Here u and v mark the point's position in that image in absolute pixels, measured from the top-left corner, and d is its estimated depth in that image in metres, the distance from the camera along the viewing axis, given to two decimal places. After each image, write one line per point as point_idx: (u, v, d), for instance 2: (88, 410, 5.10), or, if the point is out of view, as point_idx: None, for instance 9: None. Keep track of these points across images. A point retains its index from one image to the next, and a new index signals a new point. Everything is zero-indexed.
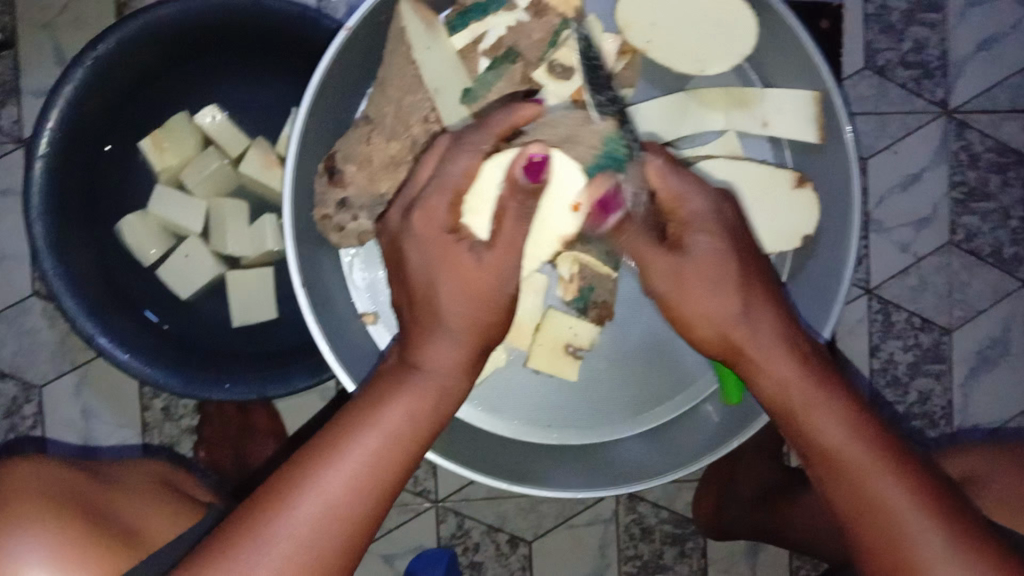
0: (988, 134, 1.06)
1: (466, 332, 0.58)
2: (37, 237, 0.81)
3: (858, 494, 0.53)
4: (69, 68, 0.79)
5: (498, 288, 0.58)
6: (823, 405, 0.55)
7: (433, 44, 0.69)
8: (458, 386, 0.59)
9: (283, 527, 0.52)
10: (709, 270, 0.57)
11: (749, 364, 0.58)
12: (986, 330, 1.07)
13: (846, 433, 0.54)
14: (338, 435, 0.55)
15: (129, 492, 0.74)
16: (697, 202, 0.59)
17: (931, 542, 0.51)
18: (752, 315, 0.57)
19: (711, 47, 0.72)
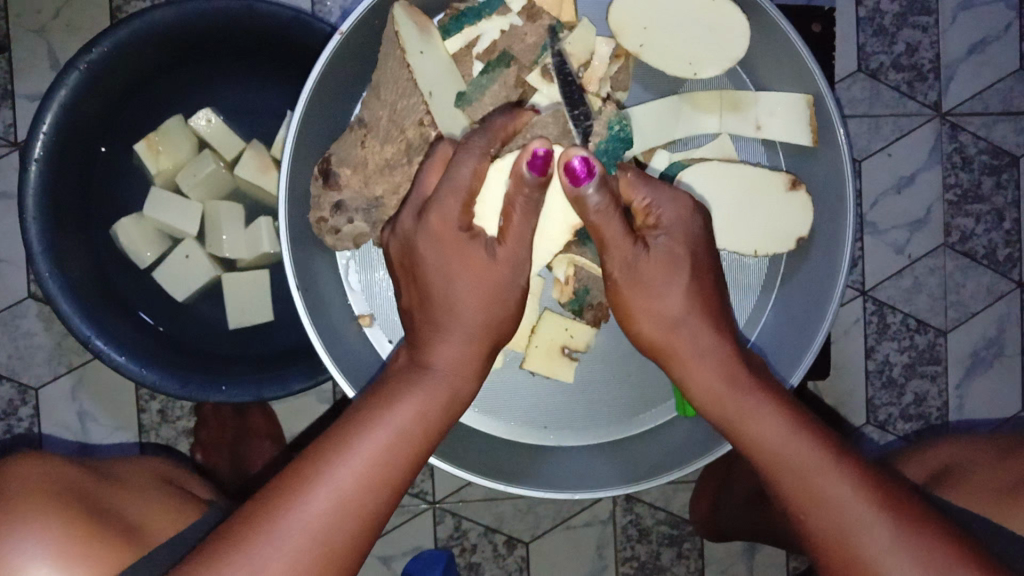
0: (981, 136, 1.07)
1: (475, 332, 0.60)
2: (32, 241, 0.81)
3: (802, 486, 0.57)
4: (64, 71, 0.79)
5: (512, 284, 0.61)
6: (762, 409, 0.60)
7: (426, 48, 0.69)
8: (463, 387, 0.61)
9: (295, 519, 0.52)
10: (660, 271, 0.62)
11: (690, 374, 0.63)
12: (980, 331, 1.08)
13: (783, 432, 0.59)
14: (346, 431, 0.56)
15: (126, 487, 0.73)
16: (668, 210, 0.64)
17: (876, 529, 0.54)
18: (695, 322, 0.63)
19: (703, 51, 0.72)
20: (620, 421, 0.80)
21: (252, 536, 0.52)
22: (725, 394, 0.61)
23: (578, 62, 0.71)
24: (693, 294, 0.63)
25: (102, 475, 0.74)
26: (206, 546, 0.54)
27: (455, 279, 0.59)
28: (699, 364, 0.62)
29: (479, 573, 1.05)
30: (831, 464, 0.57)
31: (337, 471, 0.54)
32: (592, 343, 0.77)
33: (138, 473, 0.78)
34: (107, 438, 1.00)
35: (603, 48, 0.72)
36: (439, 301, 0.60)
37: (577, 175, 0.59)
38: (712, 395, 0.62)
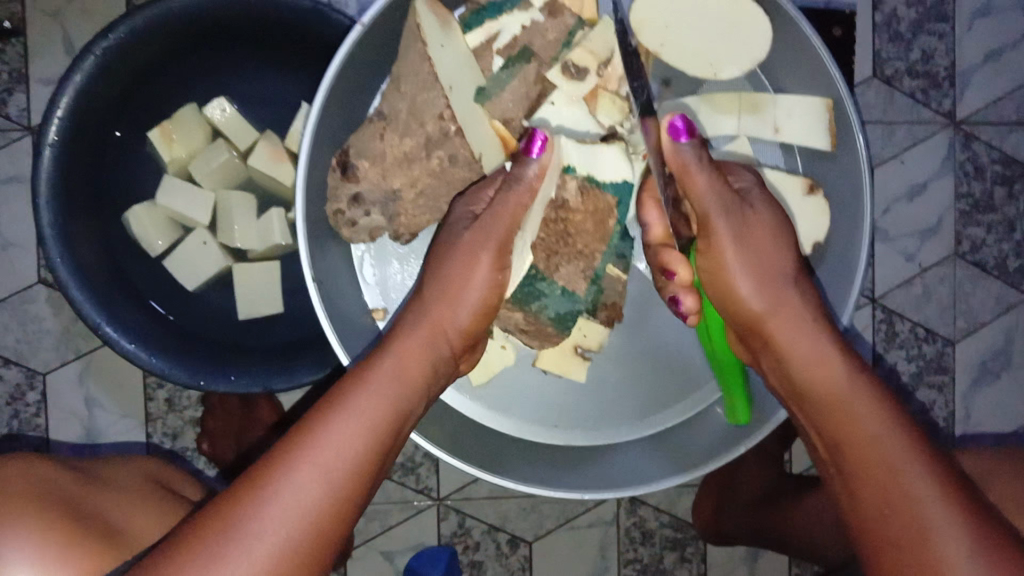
0: (994, 146, 1.07)
1: (432, 330, 0.64)
2: (44, 226, 0.81)
3: (888, 484, 0.53)
4: (81, 56, 0.79)
5: (467, 291, 0.66)
6: (860, 380, 0.58)
7: (447, 42, 0.69)
8: (431, 385, 0.63)
9: (285, 488, 0.50)
10: (766, 236, 0.65)
11: (779, 336, 0.62)
12: (989, 341, 1.08)
13: (877, 418, 0.56)
14: (330, 403, 0.55)
15: (115, 492, 0.73)
16: (740, 196, 0.67)
17: (957, 532, 0.50)
18: (795, 288, 0.64)
19: (723, 51, 0.72)
20: (630, 421, 0.80)
21: (242, 514, 0.48)
22: (825, 369, 0.59)
23: (600, 60, 0.71)
24: (775, 274, 0.64)
25: (89, 478, 0.73)
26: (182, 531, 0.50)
27: (444, 301, 0.65)
28: (796, 343, 0.62)
29: (481, 571, 1.05)
30: (916, 460, 0.54)
31: (331, 446, 0.52)
32: (605, 343, 0.77)
33: (129, 473, 0.78)
34: (113, 425, 1.00)
35: None
36: (421, 315, 0.65)
37: (680, 130, 0.65)
38: (813, 365, 0.60)
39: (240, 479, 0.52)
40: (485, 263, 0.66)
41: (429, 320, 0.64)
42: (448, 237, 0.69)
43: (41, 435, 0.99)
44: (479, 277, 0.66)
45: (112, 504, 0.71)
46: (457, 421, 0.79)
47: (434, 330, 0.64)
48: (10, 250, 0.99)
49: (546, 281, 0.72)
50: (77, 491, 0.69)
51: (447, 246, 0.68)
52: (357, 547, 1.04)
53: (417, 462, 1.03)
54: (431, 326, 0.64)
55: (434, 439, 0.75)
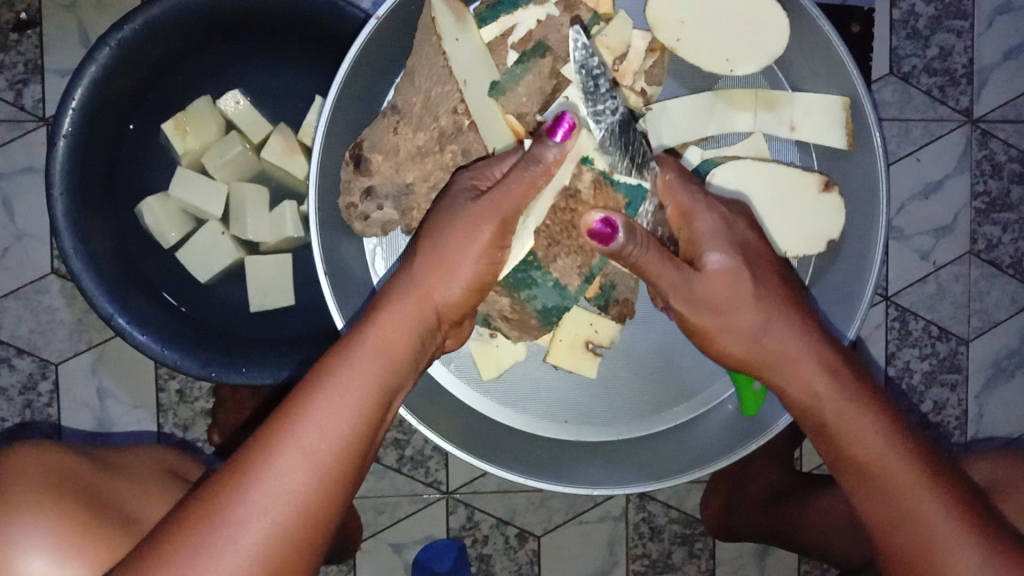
0: (1012, 144, 1.06)
1: (420, 300, 0.59)
2: (57, 216, 0.81)
3: (899, 506, 0.55)
4: (96, 47, 0.79)
5: (464, 263, 0.60)
6: (855, 413, 0.57)
7: (462, 36, 0.69)
8: (423, 353, 0.59)
9: (260, 492, 0.48)
10: (722, 285, 0.60)
11: (779, 375, 0.61)
12: (1003, 341, 1.07)
13: (882, 446, 0.56)
14: (305, 389, 0.53)
15: (130, 478, 0.73)
16: (706, 220, 0.63)
17: (965, 546, 0.52)
18: (776, 326, 0.61)
19: (740, 47, 0.71)
20: (639, 417, 0.80)
21: (219, 521, 0.47)
22: (825, 399, 0.59)
23: (616, 54, 0.71)
24: (762, 303, 0.60)
25: (105, 465, 0.73)
26: (163, 528, 0.49)
27: (433, 274, 0.59)
28: (800, 371, 0.60)
29: (489, 564, 1.05)
30: (923, 478, 0.55)
31: (309, 443, 0.50)
32: (616, 338, 0.77)
33: (145, 461, 0.78)
34: (124, 416, 1.00)
35: (638, 41, 0.72)
36: (408, 282, 0.59)
37: (602, 233, 0.57)
38: (809, 399, 0.60)
39: (218, 475, 0.50)
40: (485, 239, 0.59)
41: (417, 291, 0.59)
42: (446, 206, 0.62)
43: (54, 424, 1.00)
44: (473, 255, 0.59)
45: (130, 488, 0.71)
46: (468, 416, 0.79)
47: (423, 302, 0.59)
48: (24, 240, 0.99)
49: (541, 271, 0.69)
50: (90, 477, 0.69)
51: (446, 211, 0.62)
52: (365, 539, 1.04)
53: (426, 455, 1.03)
54: (417, 300, 0.58)
55: (443, 432, 0.75)
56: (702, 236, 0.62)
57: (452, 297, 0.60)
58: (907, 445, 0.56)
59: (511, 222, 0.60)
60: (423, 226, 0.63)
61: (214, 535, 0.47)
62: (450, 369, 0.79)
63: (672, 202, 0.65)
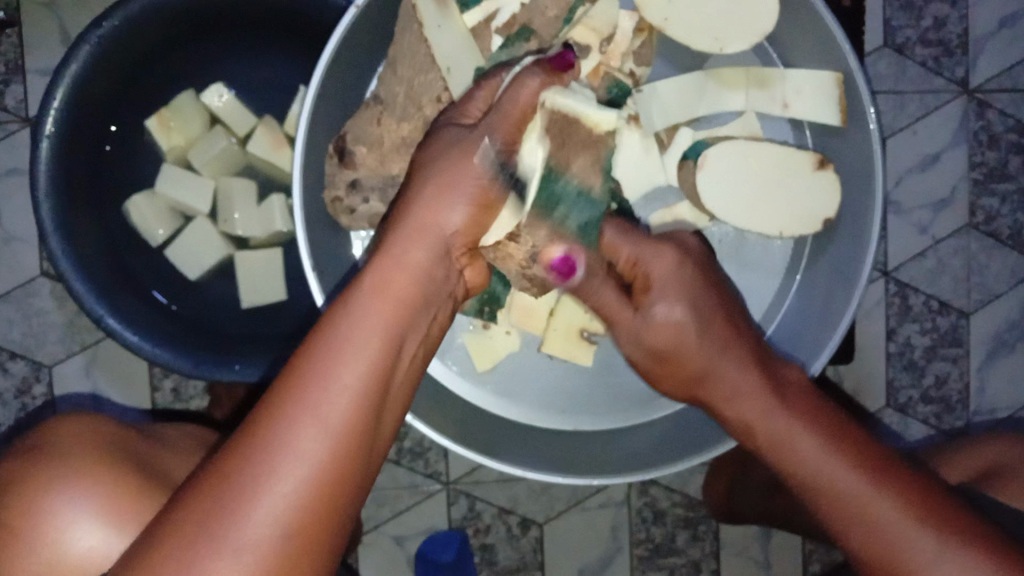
0: (1009, 113, 1.04)
1: (431, 226, 0.56)
2: (43, 219, 0.80)
3: (853, 518, 0.56)
4: (74, 46, 0.77)
5: (478, 171, 0.58)
6: (795, 436, 0.59)
7: (445, 23, 0.68)
8: (438, 292, 0.56)
9: (283, 455, 0.45)
10: (664, 334, 0.64)
11: (723, 410, 0.63)
12: (1004, 314, 1.06)
13: (824, 462, 0.57)
14: (319, 339, 0.49)
15: (165, 447, 0.76)
16: (658, 265, 0.64)
17: (926, 545, 0.53)
18: (716, 366, 0.63)
19: (728, 23, 0.70)
20: (638, 404, 0.78)
21: (229, 498, 0.44)
22: (762, 430, 0.60)
23: (602, 37, 0.69)
24: (709, 347, 0.63)
25: (151, 437, 0.77)
26: (166, 517, 0.46)
27: (426, 208, 0.56)
28: (738, 407, 0.62)
29: (492, 553, 1.04)
30: (871, 486, 0.55)
31: (321, 402, 0.46)
32: None
33: (182, 435, 0.81)
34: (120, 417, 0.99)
35: (624, 22, 0.70)
36: (408, 217, 0.56)
37: (562, 271, 0.66)
38: (757, 428, 0.61)
39: (224, 452, 0.47)
40: (489, 147, 0.58)
41: (416, 226, 0.56)
42: (436, 141, 0.61)
43: None
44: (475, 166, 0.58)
45: (163, 456, 0.74)
46: (464, 409, 0.78)
47: (427, 233, 0.56)
48: (11, 243, 0.98)
49: (563, 180, 0.64)
50: (139, 444, 0.73)
51: (438, 147, 0.60)
52: (367, 532, 1.04)
53: (425, 447, 1.02)
54: (418, 234, 0.55)
55: (439, 428, 0.74)
56: (653, 284, 0.64)
57: (458, 218, 0.57)
58: (852, 453, 0.57)
59: (515, 128, 0.59)
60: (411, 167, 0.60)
61: (228, 515, 0.44)
62: (444, 363, 0.78)
63: (620, 256, 0.66)
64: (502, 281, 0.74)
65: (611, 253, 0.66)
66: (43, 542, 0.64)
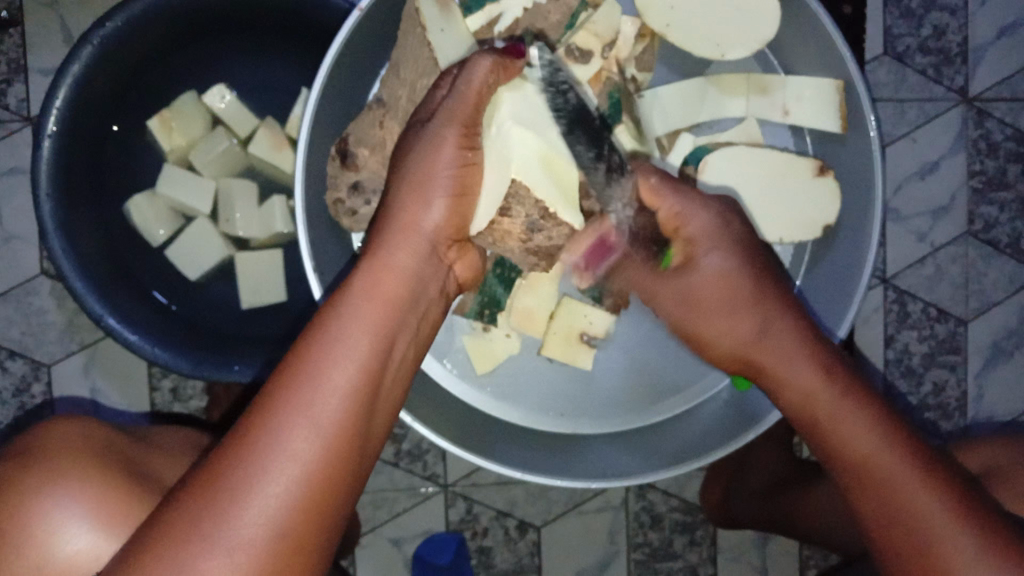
0: (1008, 122, 1.04)
1: (412, 230, 0.57)
2: (44, 218, 0.80)
3: (894, 507, 0.54)
4: (78, 46, 0.77)
5: (444, 169, 0.58)
6: (847, 412, 0.56)
7: (447, 26, 0.68)
8: (423, 292, 0.56)
9: (271, 457, 0.46)
10: (720, 289, 0.62)
11: (768, 372, 0.61)
12: (1001, 321, 1.06)
13: (877, 440, 0.55)
14: (307, 341, 0.50)
15: (160, 452, 0.76)
16: (702, 221, 0.63)
17: (962, 541, 0.51)
18: (769, 329, 0.61)
19: (730, 30, 0.70)
20: (637, 408, 0.79)
21: (220, 496, 0.45)
22: (817, 395, 0.58)
23: (604, 41, 0.70)
24: (762, 306, 0.61)
25: (141, 442, 0.77)
26: (161, 513, 0.47)
27: (410, 208, 0.58)
28: (789, 370, 0.59)
29: (489, 556, 1.04)
30: (917, 475, 0.54)
31: (311, 402, 0.47)
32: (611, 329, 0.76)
33: (177, 439, 0.81)
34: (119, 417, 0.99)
35: (627, 28, 0.71)
36: (391, 219, 0.57)
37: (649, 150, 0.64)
38: (806, 397, 0.58)
39: (217, 452, 0.48)
40: (455, 140, 0.58)
41: (400, 227, 0.57)
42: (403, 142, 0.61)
43: None
44: (445, 162, 0.58)
45: (157, 462, 0.74)
46: (463, 411, 0.78)
47: (410, 234, 0.57)
48: (11, 242, 0.98)
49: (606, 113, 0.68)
50: (128, 450, 0.73)
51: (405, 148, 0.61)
52: (365, 534, 1.04)
53: (423, 449, 1.02)
54: (404, 235, 0.57)
55: (439, 429, 0.74)
56: (699, 239, 0.63)
57: (437, 215, 0.58)
58: (895, 436, 0.56)
59: (471, 116, 0.58)
60: (393, 160, 0.61)
61: (220, 513, 0.45)
62: (444, 365, 0.79)
63: (662, 207, 0.65)
64: (502, 283, 0.74)
65: (653, 202, 0.65)
66: (31, 548, 0.62)
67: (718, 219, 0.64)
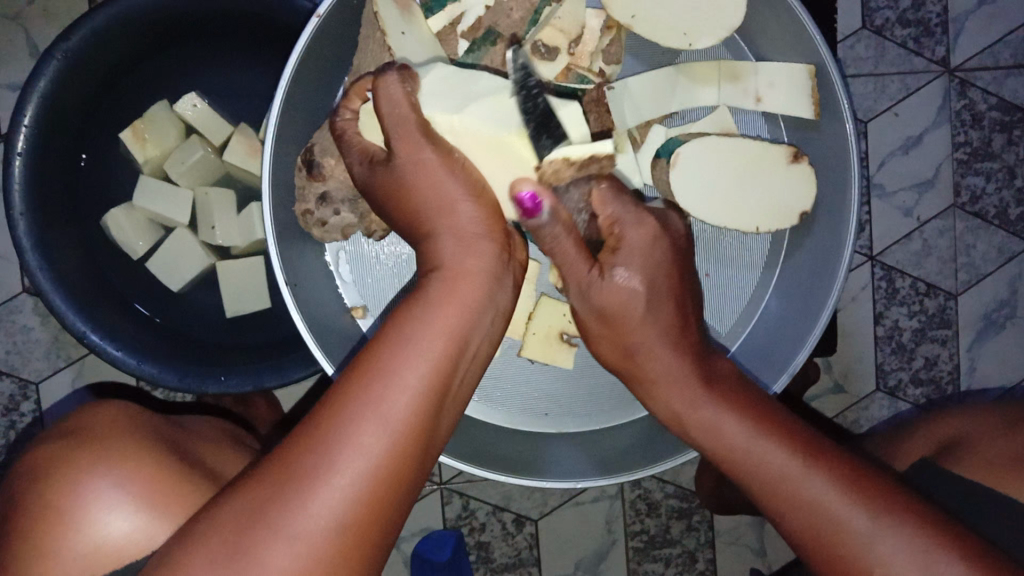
0: (991, 92, 1.03)
1: (461, 233, 0.56)
2: (20, 237, 0.79)
3: (780, 495, 0.55)
4: (41, 62, 0.77)
5: (443, 181, 0.57)
6: (718, 419, 0.59)
7: (408, 28, 0.66)
8: (498, 296, 0.56)
9: (343, 451, 0.46)
10: (613, 302, 0.62)
11: (646, 389, 0.64)
12: (992, 293, 1.06)
13: (748, 436, 0.57)
14: (384, 341, 0.50)
15: (201, 437, 0.77)
16: (635, 235, 0.62)
17: (854, 521, 0.51)
18: (647, 347, 0.63)
19: (697, 20, 0.69)
20: (623, 404, 0.79)
21: (289, 484, 0.46)
22: (686, 412, 0.61)
23: (571, 37, 0.69)
24: (648, 324, 0.62)
25: (175, 425, 0.77)
26: (227, 497, 0.48)
27: (443, 215, 0.57)
28: (660, 386, 0.62)
29: (488, 551, 1.05)
30: (801, 463, 0.54)
31: (383, 401, 0.47)
32: None
33: (210, 427, 0.81)
34: None
35: (592, 21, 0.70)
36: (435, 225, 0.57)
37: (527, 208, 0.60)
38: (674, 411, 0.62)
39: (288, 443, 0.48)
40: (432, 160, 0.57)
41: (450, 230, 0.56)
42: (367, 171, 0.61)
43: None
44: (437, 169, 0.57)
45: (201, 446, 0.75)
46: None
47: (466, 235, 0.56)
48: None
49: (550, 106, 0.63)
50: (166, 431, 0.73)
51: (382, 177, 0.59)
52: None
53: None
54: (464, 243, 0.56)
55: None
56: (622, 248, 0.62)
57: (473, 208, 0.57)
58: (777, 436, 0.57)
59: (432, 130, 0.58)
60: (396, 188, 0.58)
61: (289, 502, 0.45)
62: None
63: (603, 212, 0.63)
64: None
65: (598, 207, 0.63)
66: (85, 525, 0.62)
67: (650, 231, 0.63)
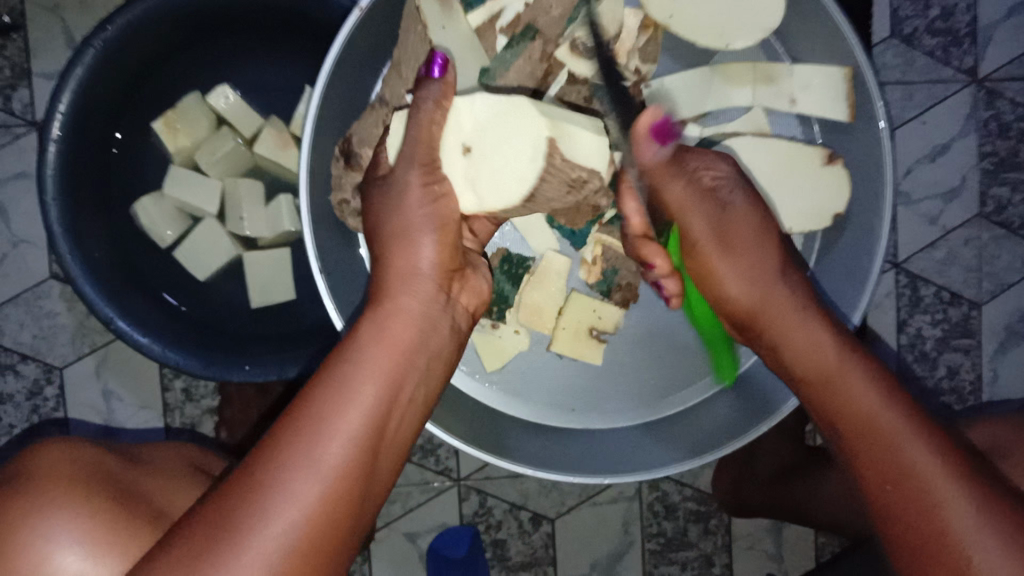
0: (1020, 102, 1.03)
1: (409, 278, 0.61)
2: (52, 223, 0.80)
3: (889, 461, 0.57)
4: (80, 49, 0.77)
5: (415, 211, 0.60)
6: (849, 368, 0.61)
7: (448, 24, 0.67)
8: (431, 344, 0.60)
9: (278, 497, 0.48)
10: (737, 230, 0.69)
11: (777, 333, 0.67)
12: (1016, 304, 1.05)
13: (874, 401, 0.59)
14: (319, 388, 0.53)
15: (154, 469, 0.76)
16: (723, 169, 0.69)
17: (960, 505, 0.53)
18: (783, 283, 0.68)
19: (734, 21, 0.70)
20: (648, 402, 0.79)
21: (227, 530, 0.47)
22: (816, 356, 0.63)
23: (609, 35, 0.69)
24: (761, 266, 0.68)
25: (135, 459, 0.77)
26: (165, 542, 0.49)
27: (399, 258, 0.61)
28: (790, 328, 0.65)
29: (504, 549, 1.05)
30: (914, 429, 0.57)
31: (318, 447, 0.50)
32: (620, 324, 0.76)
33: (168, 455, 0.81)
34: (132, 418, 1.00)
35: (630, 20, 0.70)
36: (388, 272, 0.61)
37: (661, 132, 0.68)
38: (809, 356, 0.64)
39: (223, 491, 0.50)
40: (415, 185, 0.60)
41: (398, 275, 0.61)
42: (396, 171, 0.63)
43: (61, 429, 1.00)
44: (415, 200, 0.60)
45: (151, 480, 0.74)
46: (473, 407, 0.78)
47: (410, 280, 0.61)
48: (22, 247, 0.98)
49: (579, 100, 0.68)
50: (117, 468, 0.73)
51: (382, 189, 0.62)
52: (380, 529, 1.04)
53: (436, 445, 1.03)
54: (407, 283, 0.60)
55: (450, 427, 0.73)
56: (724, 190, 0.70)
57: (430, 252, 0.61)
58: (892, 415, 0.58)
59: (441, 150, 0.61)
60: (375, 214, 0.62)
61: (223, 548, 0.47)
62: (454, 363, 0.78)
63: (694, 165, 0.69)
64: (510, 280, 0.76)
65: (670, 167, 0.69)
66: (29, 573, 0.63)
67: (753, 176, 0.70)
